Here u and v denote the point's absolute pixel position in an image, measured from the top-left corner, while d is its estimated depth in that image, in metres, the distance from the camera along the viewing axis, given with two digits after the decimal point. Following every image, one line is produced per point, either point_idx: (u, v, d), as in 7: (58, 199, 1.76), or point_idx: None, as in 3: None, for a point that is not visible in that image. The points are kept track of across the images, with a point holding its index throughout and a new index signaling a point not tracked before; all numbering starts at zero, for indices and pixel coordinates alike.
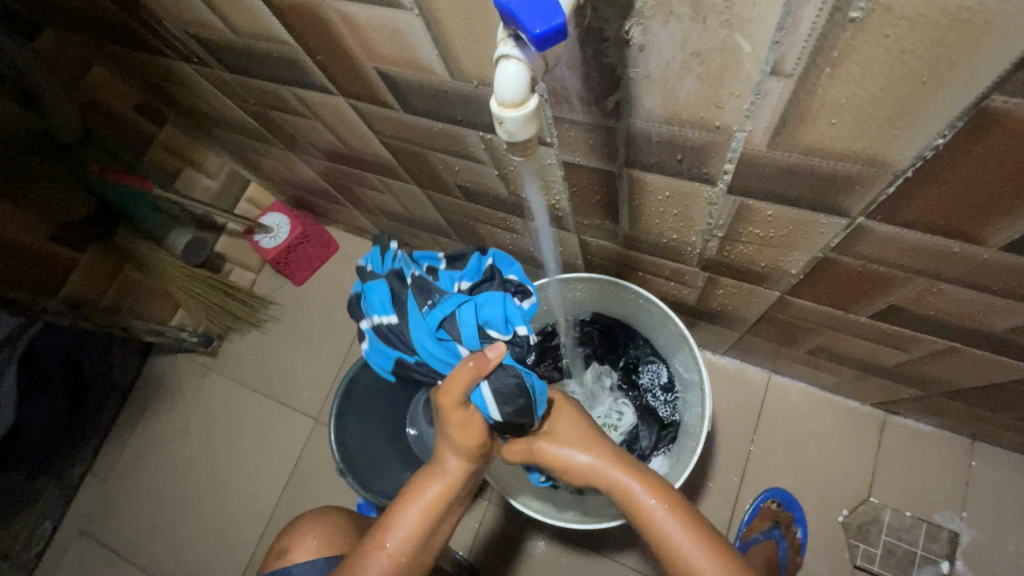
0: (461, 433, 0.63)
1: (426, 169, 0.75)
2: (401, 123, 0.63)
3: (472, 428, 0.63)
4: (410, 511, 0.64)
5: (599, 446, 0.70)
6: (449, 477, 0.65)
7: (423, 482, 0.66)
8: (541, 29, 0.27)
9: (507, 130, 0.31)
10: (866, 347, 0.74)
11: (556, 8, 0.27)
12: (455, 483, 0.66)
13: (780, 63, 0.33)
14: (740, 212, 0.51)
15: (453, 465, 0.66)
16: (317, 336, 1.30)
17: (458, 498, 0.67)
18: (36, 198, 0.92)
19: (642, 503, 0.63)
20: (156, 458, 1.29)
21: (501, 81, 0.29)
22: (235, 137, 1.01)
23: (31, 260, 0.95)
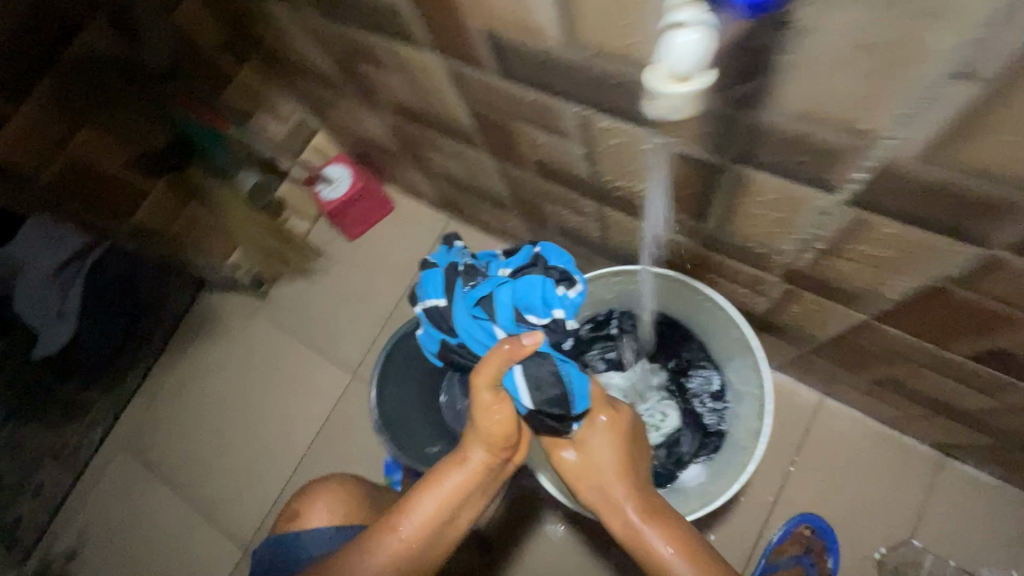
0: (489, 423, 0.61)
1: (505, 140, 0.73)
2: (493, 89, 0.60)
3: (501, 418, 0.61)
4: (429, 500, 0.61)
5: (624, 462, 0.68)
6: (471, 468, 0.62)
7: (444, 471, 0.62)
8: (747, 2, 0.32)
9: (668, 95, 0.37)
10: (948, 386, 0.69)
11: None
12: (477, 475, 0.62)
13: (972, 64, 0.30)
14: (853, 227, 0.47)
15: (477, 457, 0.62)
16: (363, 293, 1.31)
17: (479, 490, 0.64)
18: (118, 124, 0.93)
19: (654, 541, 0.61)
20: (198, 388, 1.33)
21: (678, 52, 0.33)
22: (311, 85, 1.01)
23: (107, 183, 0.96)
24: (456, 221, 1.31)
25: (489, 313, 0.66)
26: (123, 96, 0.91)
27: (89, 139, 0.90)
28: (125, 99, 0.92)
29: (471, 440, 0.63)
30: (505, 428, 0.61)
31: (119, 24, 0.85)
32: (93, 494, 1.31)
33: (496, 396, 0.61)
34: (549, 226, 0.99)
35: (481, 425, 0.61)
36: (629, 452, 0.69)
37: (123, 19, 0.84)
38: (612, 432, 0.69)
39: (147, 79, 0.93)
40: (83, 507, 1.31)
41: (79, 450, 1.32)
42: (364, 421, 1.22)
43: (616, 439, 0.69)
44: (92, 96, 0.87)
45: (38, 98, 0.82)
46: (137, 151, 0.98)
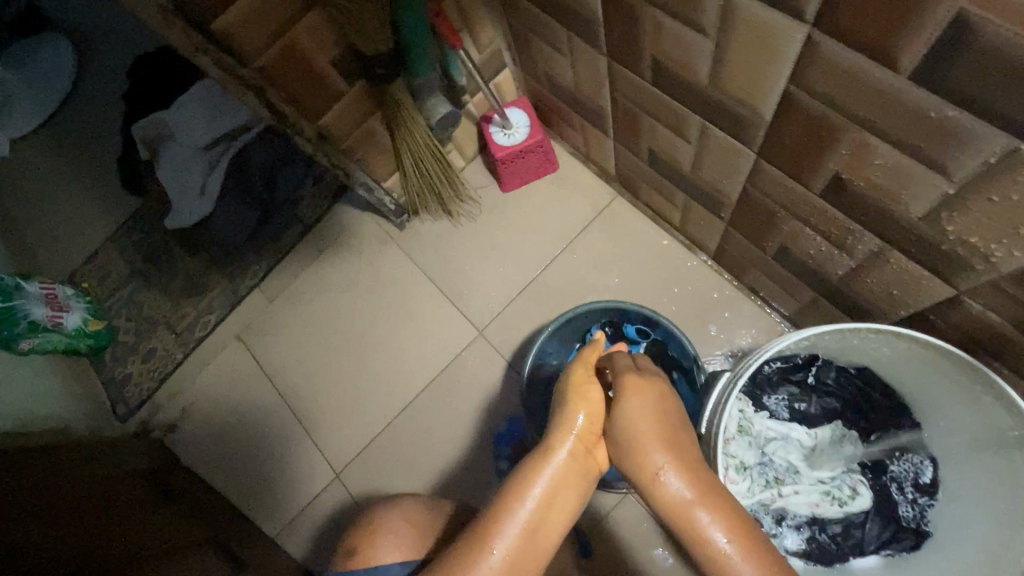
0: (575, 417, 0.58)
1: (808, 147, 0.60)
2: (871, 89, 0.47)
3: (590, 406, 0.59)
4: (507, 507, 0.53)
5: (683, 450, 0.56)
6: (557, 464, 0.55)
7: (525, 475, 0.54)
8: None
9: None
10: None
11: None
12: (562, 472, 0.55)
13: None
14: None
15: (562, 453, 0.56)
16: (506, 250, 1.23)
17: (572, 493, 0.55)
18: (354, 24, 0.82)
19: (697, 511, 0.53)
20: (320, 302, 1.31)
21: None
22: (540, 19, 0.89)
23: (311, 77, 0.89)
24: (623, 199, 1.19)
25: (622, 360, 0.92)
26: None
27: (307, 22, 0.81)
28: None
29: (553, 436, 0.57)
30: (591, 412, 0.59)
31: None
32: (199, 377, 1.33)
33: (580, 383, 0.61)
34: (764, 242, 0.87)
35: (567, 417, 0.58)
36: (689, 443, 0.58)
37: None
38: (657, 414, 0.58)
39: None
40: (190, 385, 1.33)
41: (196, 328, 1.35)
42: (482, 383, 1.17)
43: (667, 425, 0.58)
44: None
45: None
46: (350, 48, 0.89)
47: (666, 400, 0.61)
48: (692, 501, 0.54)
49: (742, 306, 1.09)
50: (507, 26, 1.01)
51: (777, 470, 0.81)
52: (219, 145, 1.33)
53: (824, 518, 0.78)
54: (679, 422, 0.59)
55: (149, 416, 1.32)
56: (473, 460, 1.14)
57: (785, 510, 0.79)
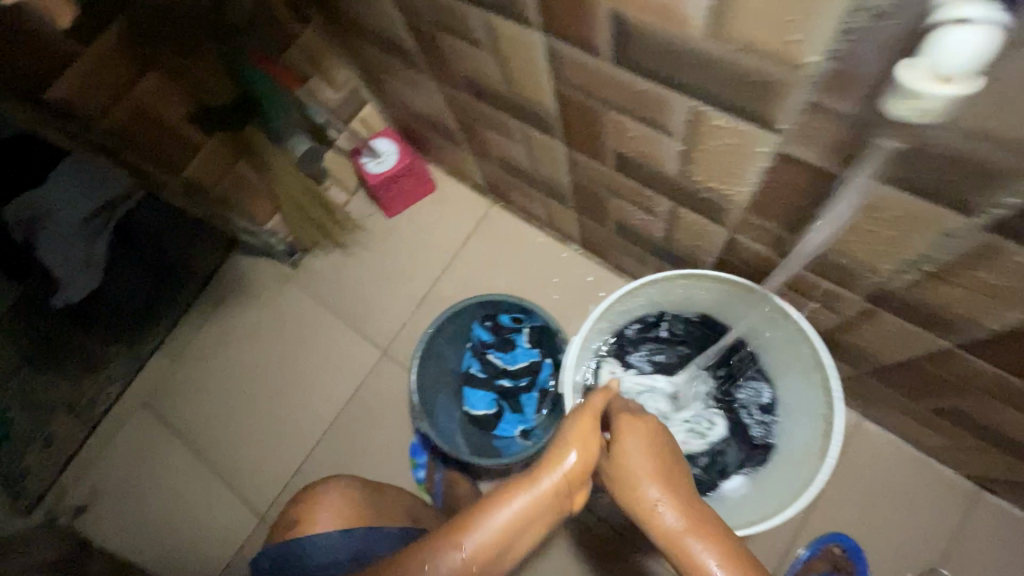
0: (567, 453, 0.57)
1: (590, 130, 0.71)
2: (599, 74, 0.58)
3: (587, 448, 0.57)
4: (489, 524, 0.54)
5: (677, 485, 0.57)
6: (541, 493, 0.55)
7: (507, 492, 0.55)
8: None
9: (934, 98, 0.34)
10: (1010, 420, 0.68)
11: None
12: (547, 498, 0.55)
13: None
14: (979, 252, 0.46)
15: (547, 482, 0.55)
16: (397, 271, 1.29)
17: (547, 515, 0.56)
18: (189, 74, 0.89)
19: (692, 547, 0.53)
20: (224, 351, 1.32)
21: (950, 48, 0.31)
22: (376, 54, 0.98)
23: (162, 131, 0.93)
24: (499, 207, 1.28)
25: (506, 358, 1.04)
26: (201, 49, 0.87)
27: (148, 81, 0.87)
28: (201, 52, 0.87)
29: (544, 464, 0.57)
30: (587, 450, 0.57)
31: None
32: (106, 450, 1.29)
33: (575, 418, 0.61)
34: (607, 221, 0.97)
35: (561, 451, 0.57)
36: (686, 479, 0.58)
37: None
38: (655, 457, 0.59)
39: (227, 35, 0.88)
40: (98, 460, 1.29)
41: (95, 402, 1.31)
42: (392, 400, 1.21)
43: (663, 463, 0.59)
44: (169, 44, 0.84)
45: (110, 39, 0.78)
46: (199, 102, 0.95)
47: (664, 443, 0.61)
48: (684, 531, 0.53)
49: (617, 284, 1.20)
50: (356, 66, 1.09)
51: None
52: (103, 214, 1.21)
53: (693, 453, 0.88)
54: (673, 464, 0.60)
55: (58, 499, 1.27)
56: (393, 476, 1.16)
57: None
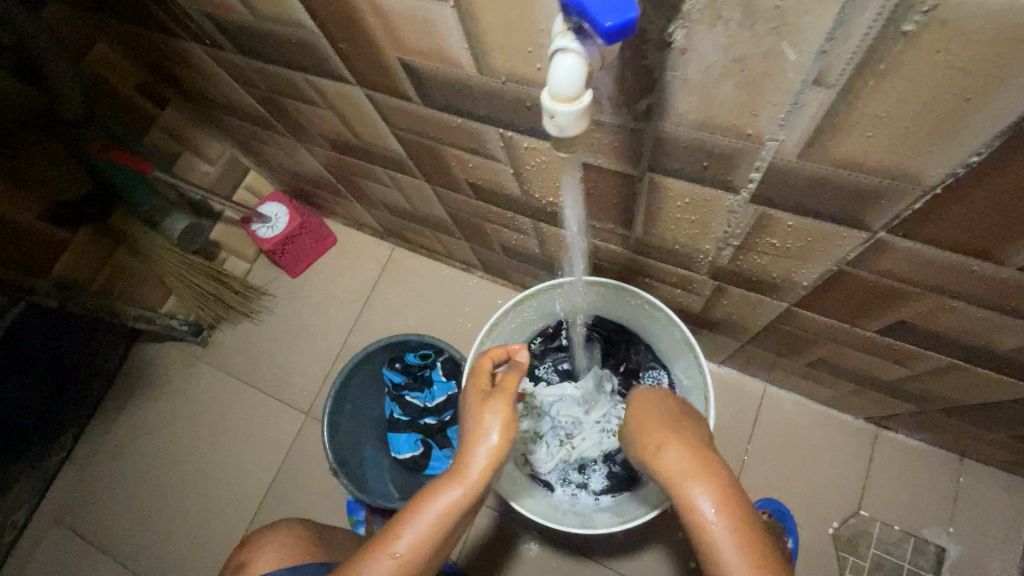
0: (488, 436, 0.61)
1: (439, 166, 0.74)
2: (420, 117, 0.62)
3: (504, 434, 0.62)
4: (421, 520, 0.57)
5: (688, 437, 0.58)
6: (466, 486, 0.59)
7: (438, 487, 0.59)
8: (612, 23, 0.23)
9: (558, 126, 0.27)
10: (861, 361, 0.74)
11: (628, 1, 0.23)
12: (473, 488, 0.59)
13: (823, 74, 0.32)
14: (759, 222, 0.51)
15: (472, 473, 0.59)
16: (309, 329, 1.28)
17: (474, 498, 0.60)
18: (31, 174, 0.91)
19: (696, 495, 0.52)
20: (139, 448, 1.25)
21: (556, 76, 0.26)
22: (239, 124, 0.99)
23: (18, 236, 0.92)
24: (401, 248, 1.30)
25: (424, 396, 1.04)
26: (35, 144, 0.90)
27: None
28: (33, 146, 0.90)
29: (468, 449, 0.61)
30: (504, 430, 0.62)
31: (25, 72, 0.81)
32: None
33: (490, 402, 0.64)
34: (493, 246, 1.01)
35: (483, 435, 0.61)
36: (699, 435, 0.60)
37: (30, 69, 0.80)
38: (665, 416, 0.63)
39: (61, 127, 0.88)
40: None
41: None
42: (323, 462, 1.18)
43: (675, 423, 0.62)
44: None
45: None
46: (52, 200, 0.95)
47: (678, 413, 0.64)
48: (686, 473, 0.54)
49: None
50: (226, 137, 1.10)
51: (566, 428, 0.94)
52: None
53: (609, 452, 0.91)
54: (685, 424, 0.62)
55: None
56: None
57: (581, 459, 0.92)
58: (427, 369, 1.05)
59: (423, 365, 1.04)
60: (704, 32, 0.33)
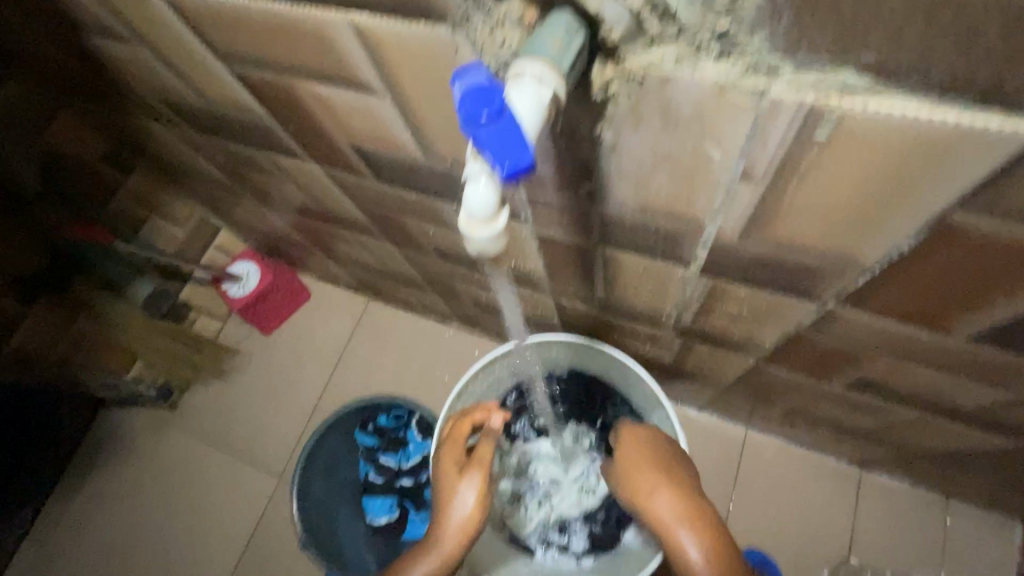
0: (464, 501, 0.60)
1: (402, 232, 0.74)
2: (377, 191, 0.62)
3: (481, 499, 0.60)
4: None
5: (677, 479, 0.57)
6: (442, 556, 0.58)
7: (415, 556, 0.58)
8: (508, 167, 0.23)
9: (474, 244, 0.28)
10: (837, 411, 0.73)
11: (526, 146, 0.24)
12: (448, 558, 0.58)
13: (750, 169, 0.32)
14: (712, 291, 0.51)
15: (447, 543, 0.58)
16: (282, 388, 1.24)
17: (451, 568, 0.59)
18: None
19: (685, 541, 0.51)
20: (103, 522, 1.18)
21: (469, 201, 0.25)
22: (206, 188, 0.99)
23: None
24: (376, 300, 1.28)
25: (400, 456, 1.02)
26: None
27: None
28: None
29: (443, 515, 0.60)
30: (481, 495, 0.60)
31: None
32: None
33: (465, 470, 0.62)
34: (464, 300, 1.00)
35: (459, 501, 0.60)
36: (687, 477, 0.58)
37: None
38: (652, 455, 0.62)
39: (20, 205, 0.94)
40: None
41: None
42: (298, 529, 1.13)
43: (664, 464, 0.60)
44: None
45: None
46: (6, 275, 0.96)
47: (666, 454, 0.62)
48: (677, 519, 0.53)
49: None
50: (194, 200, 1.09)
51: (545, 486, 0.91)
52: None
53: (590, 511, 0.88)
54: (673, 464, 0.60)
55: None
56: None
57: (561, 519, 0.88)
58: (401, 429, 1.02)
59: (397, 425, 1.02)
60: (633, 133, 0.33)
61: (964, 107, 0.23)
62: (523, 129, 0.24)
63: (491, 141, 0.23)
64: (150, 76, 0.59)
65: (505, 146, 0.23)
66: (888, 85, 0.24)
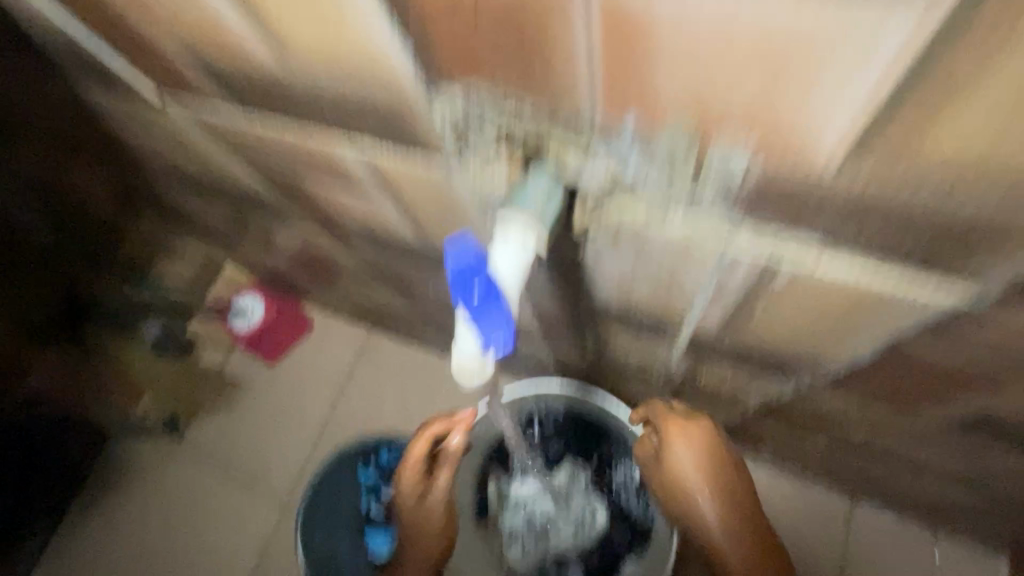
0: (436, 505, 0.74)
1: (402, 281, 0.76)
2: (378, 251, 0.64)
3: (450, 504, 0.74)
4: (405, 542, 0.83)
5: (724, 486, 0.67)
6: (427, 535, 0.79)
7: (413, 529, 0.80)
8: (495, 340, 0.34)
9: (469, 373, 0.37)
10: (823, 462, 0.74)
11: (507, 322, 0.33)
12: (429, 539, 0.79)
13: (735, 257, 0.36)
14: (698, 358, 0.54)
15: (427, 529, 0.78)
16: (284, 415, 1.25)
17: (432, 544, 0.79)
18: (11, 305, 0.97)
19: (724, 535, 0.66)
20: (107, 550, 1.20)
21: (460, 352, 0.35)
22: (213, 228, 1.02)
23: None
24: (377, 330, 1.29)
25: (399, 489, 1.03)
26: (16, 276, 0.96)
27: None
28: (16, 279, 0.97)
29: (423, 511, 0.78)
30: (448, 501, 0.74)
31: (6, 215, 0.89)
32: None
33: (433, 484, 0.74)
34: None
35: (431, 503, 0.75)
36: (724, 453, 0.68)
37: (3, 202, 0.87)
38: (705, 462, 0.67)
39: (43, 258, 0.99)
40: None
41: None
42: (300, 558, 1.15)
43: (715, 470, 0.67)
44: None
45: None
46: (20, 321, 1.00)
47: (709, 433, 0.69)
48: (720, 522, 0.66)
49: None
50: (201, 237, 1.12)
51: (542, 521, 0.91)
52: None
53: (586, 549, 0.89)
54: (721, 466, 0.67)
55: None
56: None
57: (558, 555, 0.90)
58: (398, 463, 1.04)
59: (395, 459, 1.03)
60: (629, 221, 0.37)
61: (930, 200, 0.28)
62: (504, 302, 0.33)
63: (480, 310, 0.33)
64: (171, 134, 0.62)
65: (489, 315, 0.33)
66: (857, 190, 0.28)
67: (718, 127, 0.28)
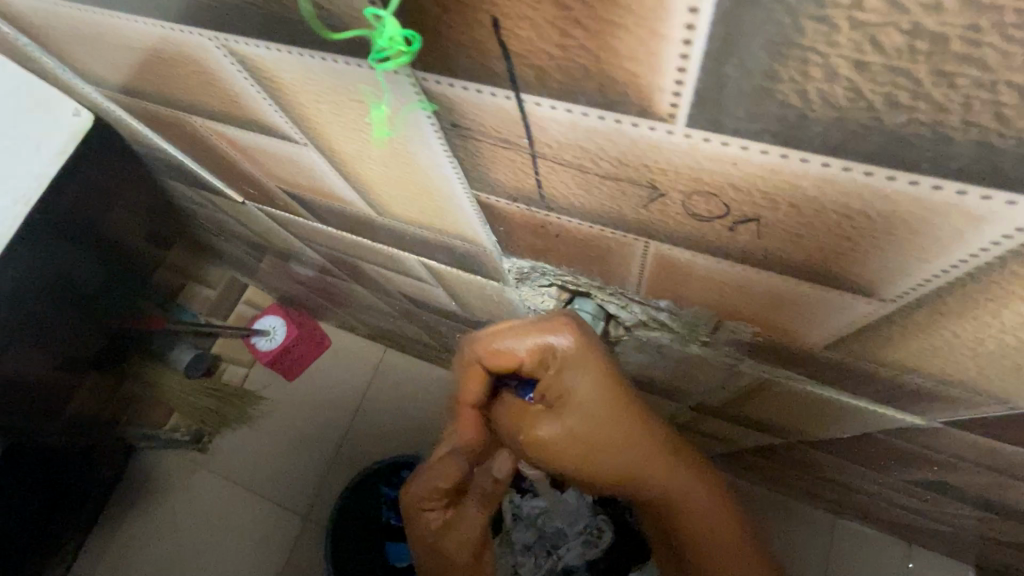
0: None
1: (421, 329, 0.80)
2: (403, 303, 0.68)
3: None
4: None
5: (627, 432, 0.32)
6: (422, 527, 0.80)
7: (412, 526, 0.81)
8: None
9: None
10: (805, 506, 0.79)
11: None
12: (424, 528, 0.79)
13: (727, 384, 0.42)
14: (697, 420, 0.59)
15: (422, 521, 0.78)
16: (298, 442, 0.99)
17: None
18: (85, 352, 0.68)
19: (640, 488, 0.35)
20: None
21: None
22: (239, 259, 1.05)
23: (48, 395, 0.65)
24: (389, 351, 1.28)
25: None
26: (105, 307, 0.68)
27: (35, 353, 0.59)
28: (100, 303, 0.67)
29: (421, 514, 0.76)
30: None
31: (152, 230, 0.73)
32: None
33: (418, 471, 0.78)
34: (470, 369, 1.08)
35: None
36: (609, 404, 0.31)
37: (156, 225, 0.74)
38: (586, 394, 0.31)
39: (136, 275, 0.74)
40: None
41: None
42: None
43: (608, 403, 0.31)
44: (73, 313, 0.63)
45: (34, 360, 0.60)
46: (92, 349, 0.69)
47: (572, 372, 0.30)
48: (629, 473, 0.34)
49: None
50: None
51: None
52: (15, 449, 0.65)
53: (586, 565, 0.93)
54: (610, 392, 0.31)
55: None
56: None
57: None
58: None
59: None
60: (636, 352, 0.43)
61: (876, 403, 0.33)
62: None
63: None
64: (211, 209, 0.64)
65: None
66: (818, 383, 0.34)
67: (729, 341, 0.32)
